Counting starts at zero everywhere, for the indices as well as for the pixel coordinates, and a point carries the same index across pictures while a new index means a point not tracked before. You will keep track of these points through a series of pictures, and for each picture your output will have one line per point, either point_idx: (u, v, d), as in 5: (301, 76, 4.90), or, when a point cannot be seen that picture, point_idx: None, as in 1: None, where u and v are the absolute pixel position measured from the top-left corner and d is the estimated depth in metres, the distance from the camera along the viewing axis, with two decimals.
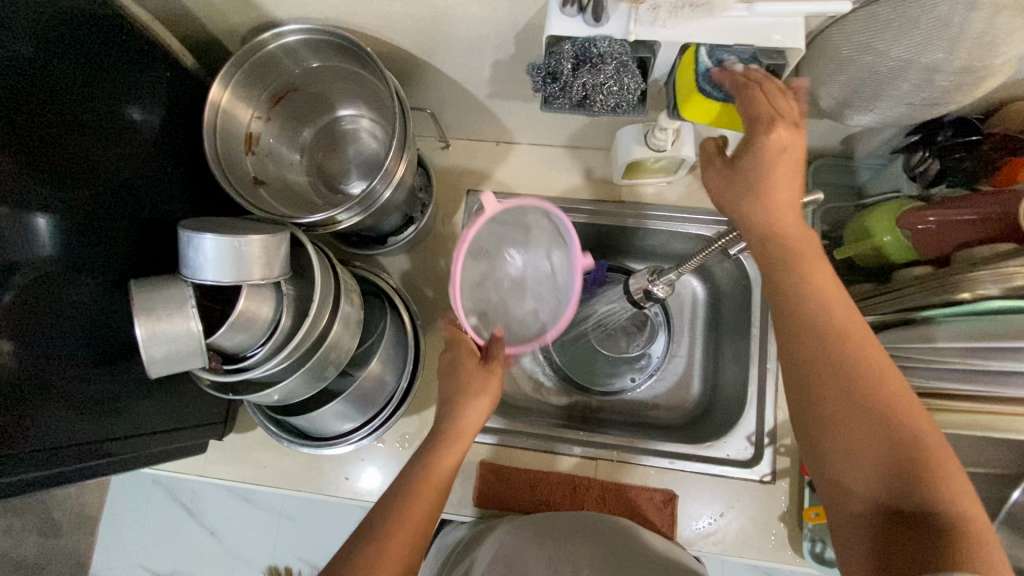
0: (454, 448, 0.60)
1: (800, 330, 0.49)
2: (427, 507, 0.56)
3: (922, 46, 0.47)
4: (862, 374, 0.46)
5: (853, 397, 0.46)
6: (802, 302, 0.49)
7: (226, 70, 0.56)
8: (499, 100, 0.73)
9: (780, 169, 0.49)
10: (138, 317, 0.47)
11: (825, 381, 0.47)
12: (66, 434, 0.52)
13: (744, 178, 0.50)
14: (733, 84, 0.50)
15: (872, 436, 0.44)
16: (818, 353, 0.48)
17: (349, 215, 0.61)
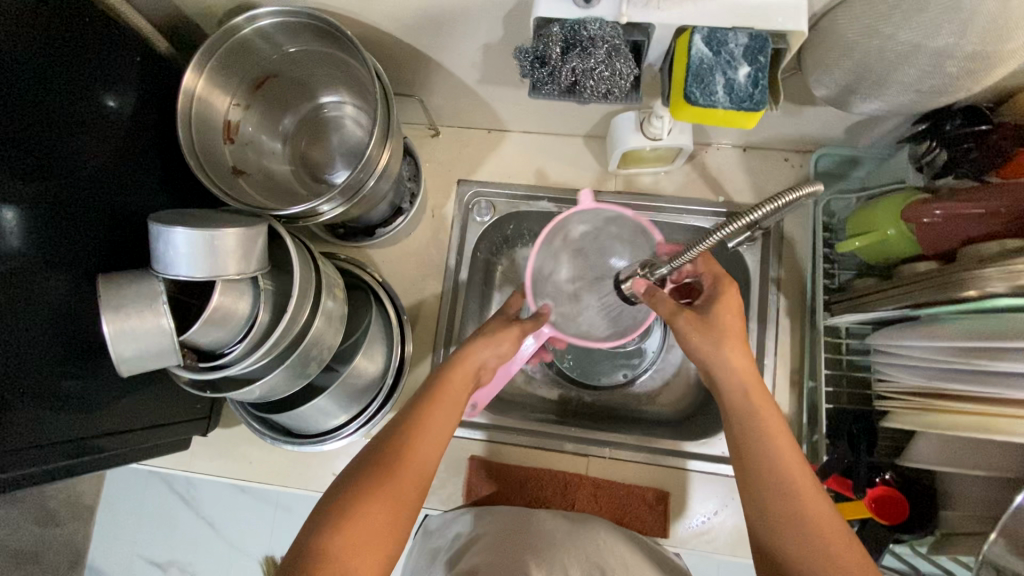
0: (456, 375, 0.58)
1: (743, 441, 0.53)
2: (432, 440, 0.52)
3: (931, 30, 0.44)
4: (791, 481, 0.50)
5: (785, 500, 0.50)
6: (741, 410, 0.54)
7: (198, 55, 0.53)
8: (489, 86, 0.70)
9: (736, 331, 0.56)
10: (106, 314, 0.45)
11: (772, 503, 0.50)
12: (38, 435, 0.51)
13: (717, 334, 0.55)
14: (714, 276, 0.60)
15: (802, 535, 0.49)
16: (758, 466, 0.51)
17: (332, 206, 0.58)
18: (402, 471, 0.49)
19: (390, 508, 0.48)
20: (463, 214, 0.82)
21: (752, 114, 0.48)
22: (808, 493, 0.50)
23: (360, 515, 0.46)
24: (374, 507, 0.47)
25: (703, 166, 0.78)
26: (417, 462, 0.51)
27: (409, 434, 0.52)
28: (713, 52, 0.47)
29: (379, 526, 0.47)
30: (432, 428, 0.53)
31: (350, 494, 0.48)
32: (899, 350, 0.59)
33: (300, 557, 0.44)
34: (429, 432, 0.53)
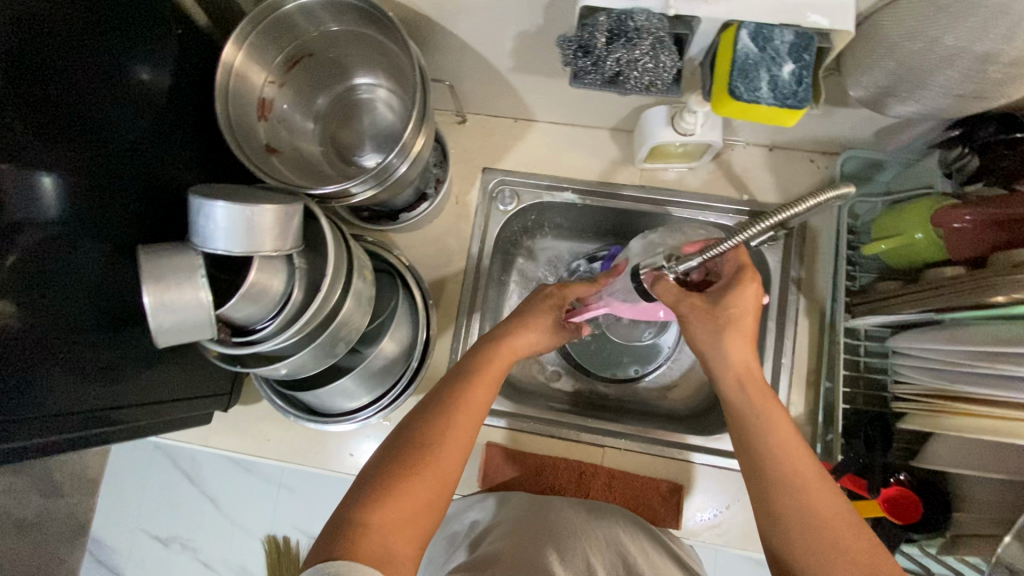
0: (496, 357, 0.61)
1: (744, 433, 0.55)
2: (469, 422, 0.56)
3: (978, 34, 0.44)
4: (791, 472, 0.51)
5: (785, 490, 0.51)
6: (741, 405, 0.56)
7: (240, 29, 0.53)
8: (521, 74, 0.70)
9: (743, 322, 0.57)
10: (147, 284, 0.46)
11: (776, 486, 0.51)
12: (71, 401, 0.51)
13: (720, 319, 0.56)
14: (735, 266, 0.58)
15: (810, 531, 0.49)
16: (757, 456, 0.53)
17: (364, 188, 0.58)
18: (440, 451, 0.53)
19: (429, 482, 0.52)
20: (487, 202, 0.82)
21: (794, 110, 0.48)
22: (815, 485, 0.51)
23: (404, 487, 0.51)
24: (416, 480, 0.51)
25: (728, 165, 0.79)
26: (454, 442, 0.54)
27: (449, 416, 0.55)
28: (759, 48, 0.47)
29: (420, 496, 0.51)
30: (466, 411, 0.56)
31: (392, 467, 0.52)
32: (919, 353, 0.59)
33: (342, 525, 0.48)
34: (466, 415, 0.56)
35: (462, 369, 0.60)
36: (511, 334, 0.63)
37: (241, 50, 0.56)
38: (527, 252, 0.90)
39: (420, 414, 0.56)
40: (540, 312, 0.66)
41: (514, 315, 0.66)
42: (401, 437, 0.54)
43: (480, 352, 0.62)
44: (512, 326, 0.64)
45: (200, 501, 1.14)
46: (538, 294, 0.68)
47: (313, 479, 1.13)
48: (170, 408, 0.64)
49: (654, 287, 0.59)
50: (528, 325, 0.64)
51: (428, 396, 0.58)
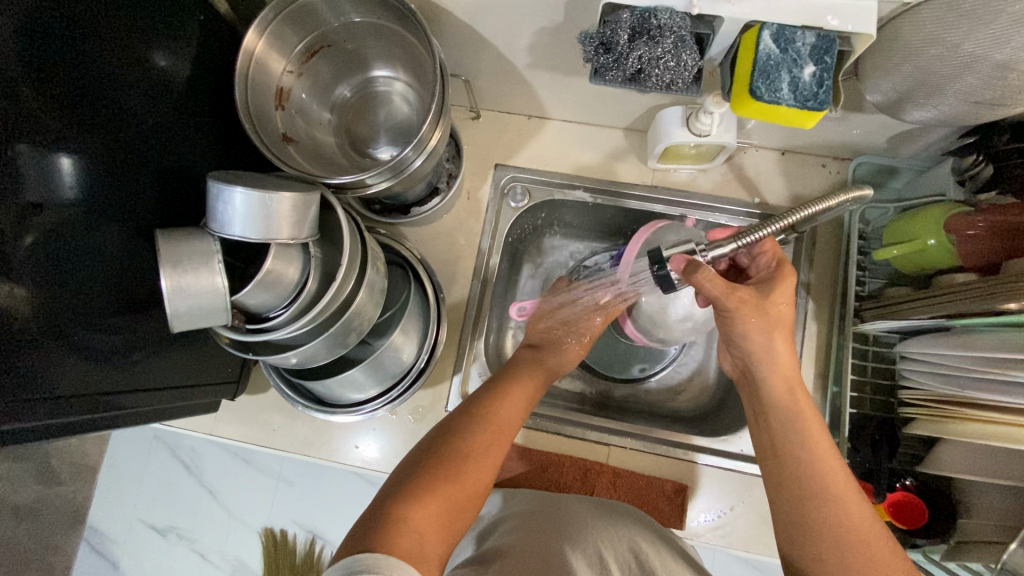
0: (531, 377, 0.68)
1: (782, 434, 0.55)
2: (508, 435, 0.61)
3: (999, 41, 0.44)
4: (823, 469, 0.52)
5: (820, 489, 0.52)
6: (781, 407, 0.57)
7: (263, 16, 0.53)
8: (538, 71, 0.70)
9: (784, 319, 0.59)
10: (164, 269, 0.46)
11: (805, 483, 0.52)
12: (80, 384, 0.51)
13: (765, 312, 0.58)
14: (773, 258, 0.62)
15: (834, 529, 0.50)
16: (795, 456, 0.54)
17: (379, 180, 0.58)
18: (483, 457, 0.57)
19: (472, 483, 0.54)
20: (498, 199, 0.82)
21: (814, 112, 0.48)
22: (841, 482, 0.52)
23: (442, 485, 0.52)
24: (459, 481, 0.53)
25: (740, 167, 0.79)
26: (495, 451, 0.58)
27: (485, 425, 0.59)
28: (781, 49, 0.47)
29: (462, 496, 0.53)
30: (508, 423, 0.61)
31: (433, 468, 0.54)
32: (928, 359, 0.59)
33: (378, 518, 0.48)
34: (504, 428, 0.61)
35: (504, 384, 0.65)
36: (553, 359, 0.73)
37: (262, 38, 0.56)
38: (535, 249, 0.91)
39: (455, 426, 0.59)
40: (576, 336, 0.77)
41: (555, 336, 0.77)
42: (437, 444, 0.57)
43: (518, 373, 0.68)
44: (556, 350, 0.75)
45: (198, 491, 1.14)
46: (574, 313, 0.79)
47: (311, 473, 1.13)
48: (177, 395, 0.64)
49: (695, 274, 0.57)
50: (569, 347, 0.76)
51: (464, 407, 0.62)
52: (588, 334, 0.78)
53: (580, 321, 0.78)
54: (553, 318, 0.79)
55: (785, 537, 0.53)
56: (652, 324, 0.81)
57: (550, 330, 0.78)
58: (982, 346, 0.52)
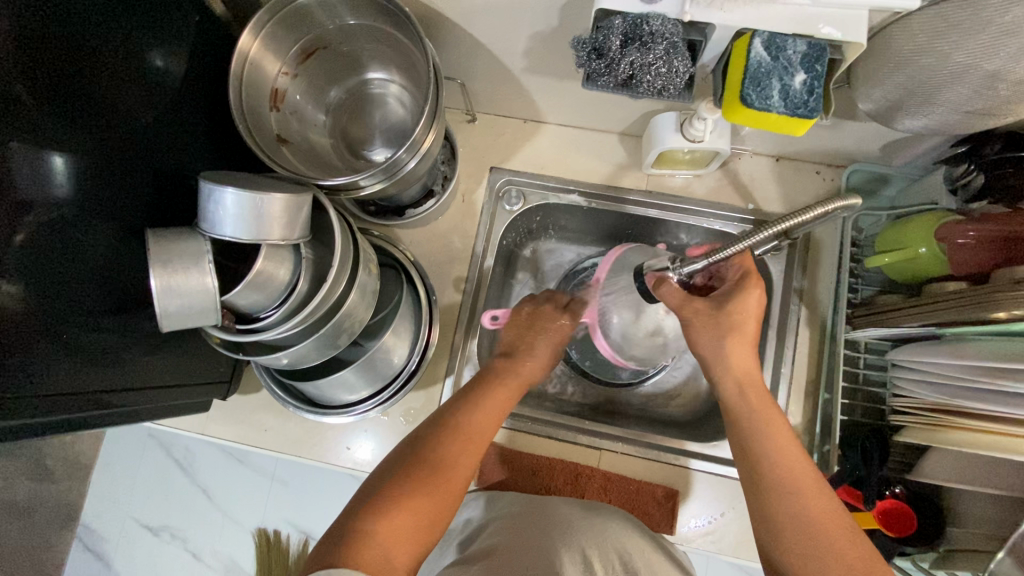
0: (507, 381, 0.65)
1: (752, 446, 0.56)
2: (477, 446, 0.59)
3: (988, 51, 0.45)
4: (793, 478, 0.53)
5: (790, 500, 0.52)
6: (753, 421, 0.57)
7: (258, 18, 0.53)
8: (533, 75, 0.71)
9: (746, 329, 0.61)
10: (154, 268, 0.46)
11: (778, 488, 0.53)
12: (70, 382, 0.51)
13: (724, 320, 0.61)
14: (742, 274, 0.63)
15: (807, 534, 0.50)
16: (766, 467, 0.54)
17: (372, 181, 0.58)
18: (450, 470, 0.55)
19: (437, 497, 0.53)
20: (493, 201, 0.82)
21: (804, 120, 0.49)
22: (810, 486, 0.52)
23: (405, 500, 0.51)
24: (424, 495, 0.52)
25: (735, 173, 0.79)
26: (464, 463, 0.57)
27: (457, 434, 0.58)
28: (771, 57, 0.48)
29: (426, 511, 0.52)
30: (477, 435, 0.59)
31: (399, 481, 0.53)
32: (918, 367, 0.60)
33: (340, 536, 0.48)
34: (473, 440, 0.59)
35: (474, 393, 0.63)
36: (525, 363, 0.68)
37: (257, 40, 0.56)
38: (530, 252, 0.91)
39: (427, 433, 0.58)
40: (547, 341, 0.70)
41: (523, 340, 0.70)
42: (408, 454, 0.56)
43: (490, 379, 0.65)
44: (527, 355, 0.69)
45: (191, 491, 1.14)
46: (546, 319, 0.71)
47: (304, 474, 1.13)
48: (169, 394, 0.64)
49: (659, 288, 0.63)
50: (540, 350, 0.70)
51: (434, 416, 0.61)
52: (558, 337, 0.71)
53: (551, 327, 0.70)
54: (525, 325, 0.71)
55: (762, 549, 0.53)
56: (624, 340, 0.72)
57: (518, 337, 0.70)
58: (970, 354, 0.52)
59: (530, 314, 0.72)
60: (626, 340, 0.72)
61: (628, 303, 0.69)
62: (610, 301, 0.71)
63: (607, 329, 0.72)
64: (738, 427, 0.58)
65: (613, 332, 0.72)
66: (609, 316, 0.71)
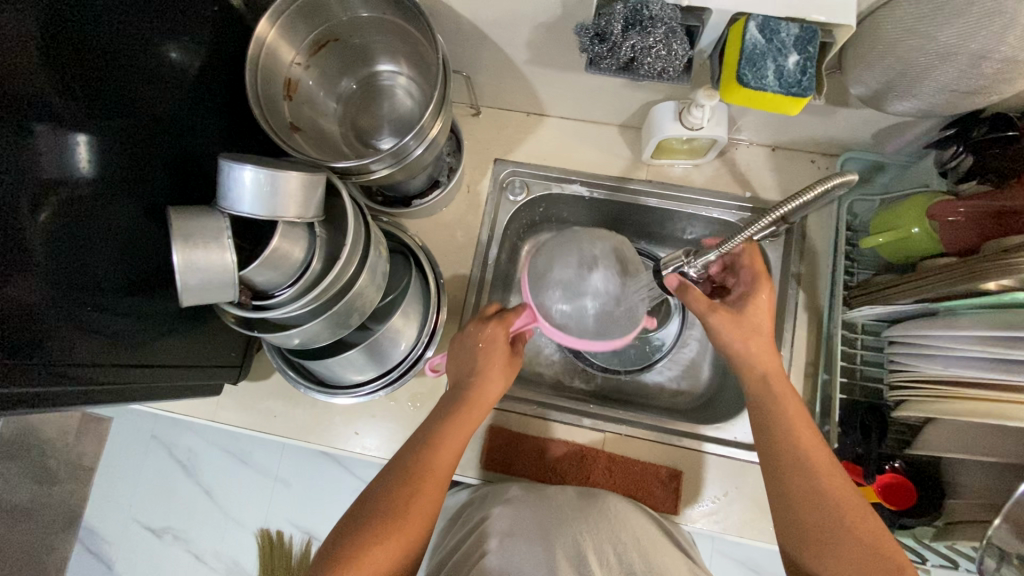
0: (467, 415, 0.63)
1: (783, 464, 0.58)
2: (433, 491, 0.58)
3: (972, 32, 0.47)
4: (798, 439, 0.58)
5: (810, 483, 0.56)
6: (773, 423, 0.59)
7: (276, 6, 0.56)
8: (536, 67, 0.73)
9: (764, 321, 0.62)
10: (176, 243, 0.47)
11: (783, 447, 0.58)
12: (93, 356, 0.52)
13: (746, 317, 0.62)
14: (752, 275, 0.65)
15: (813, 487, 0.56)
16: (795, 482, 0.56)
17: (381, 166, 0.60)
18: (404, 521, 0.56)
19: (393, 549, 0.54)
20: (497, 192, 0.84)
21: (798, 98, 0.51)
22: (813, 446, 0.57)
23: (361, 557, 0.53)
24: (382, 549, 0.54)
25: (732, 163, 0.81)
26: (416, 513, 0.57)
27: (415, 485, 0.58)
28: (767, 39, 0.50)
29: (383, 564, 0.54)
30: (431, 479, 0.59)
31: (360, 537, 0.55)
32: (914, 342, 0.61)
33: None
34: (424, 486, 0.58)
35: (428, 435, 0.61)
36: (474, 390, 0.64)
37: (273, 29, 0.59)
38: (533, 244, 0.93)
39: (386, 481, 0.58)
40: (495, 361, 0.65)
41: (466, 364, 0.66)
42: (370, 499, 0.58)
43: (449, 415, 0.63)
44: (473, 378, 0.65)
45: (195, 491, 1.16)
46: (475, 337, 0.66)
47: (309, 473, 1.14)
48: (185, 374, 0.65)
49: (684, 294, 0.64)
50: (489, 369, 0.65)
51: (390, 465, 0.60)
52: (490, 345, 0.65)
53: (484, 344, 0.65)
54: (462, 350, 0.67)
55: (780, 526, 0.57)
56: (575, 319, 0.65)
57: (461, 365, 0.67)
58: (963, 325, 0.54)
59: (462, 337, 0.68)
60: (578, 317, 0.65)
61: (561, 283, 0.65)
62: (545, 295, 0.65)
63: (550, 316, 0.65)
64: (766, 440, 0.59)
65: (556, 317, 0.65)
66: (547, 302, 0.65)
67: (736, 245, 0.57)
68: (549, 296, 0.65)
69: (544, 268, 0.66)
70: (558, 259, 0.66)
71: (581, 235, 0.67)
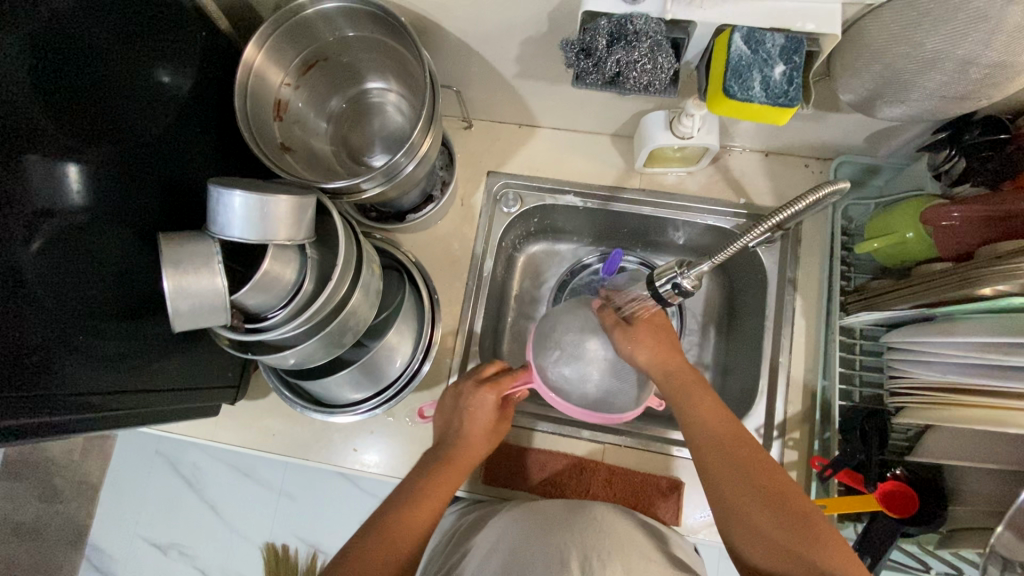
0: (449, 470, 0.65)
1: (710, 455, 0.59)
2: (401, 545, 0.59)
3: (958, 38, 0.47)
4: (718, 431, 0.60)
5: (733, 471, 0.58)
6: (697, 421, 0.62)
7: (262, 30, 0.56)
8: (526, 80, 0.73)
9: (655, 325, 0.68)
10: (167, 270, 0.47)
11: (704, 440, 0.60)
12: (88, 383, 0.52)
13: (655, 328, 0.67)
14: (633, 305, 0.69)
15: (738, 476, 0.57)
16: (717, 467, 0.59)
17: (373, 185, 0.61)
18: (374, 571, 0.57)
19: None
20: (491, 205, 0.84)
21: (785, 109, 0.51)
22: (732, 435, 0.60)
23: None
24: None
25: (726, 169, 0.81)
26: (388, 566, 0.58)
27: (390, 541, 0.59)
28: (751, 51, 0.50)
29: None
30: (405, 535, 0.60)
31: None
32: (912, 348, 0.60)
33: None
34: (395, 542, 0.59)
35: (407, 494, 0.63)
36: (457, 453, 0.66)
37: (260, 52, 0.59)
38: (529, 255, 0.93)
39: (363, 537, 0.60)
40: (481, 426, 0.67)
41: (452, 424, 0.68)
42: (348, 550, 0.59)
43: (431, 472, 0.65)
44: (458, 441, 0.67)
45: (200, 507, 1.16)
46: (466, 399, 0.68)
47: (313, 486, 1.14)
48: (182, 397, 0.65)
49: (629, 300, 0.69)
50: (475, 433, 0.67)
51: (369, 523, 0.61)
52: (478, 413, 0.67)
53: (474, 407, 0.67)
54: (450, 411, 0.69)
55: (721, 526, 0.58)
56: (575, 384, 0.66)
57: (449, 423, 0.69)
58: (960, 331, 0.54)
59: (455, 395, 0.69)
60: (578, 383, 0.66)
61: (562, 347, 0.66)
62: (547, 356, 0.67)
63: (549, 375, 0.67)
64: (708, 463, 0.59)
65: (554, 379, 0.66)
66: (549, 365, 0.67)
67: (733, 254, 0.57)
68: (550, 358, 0.67)
69: (550, 331, 0.68)
70: (565, 324, 0.68)
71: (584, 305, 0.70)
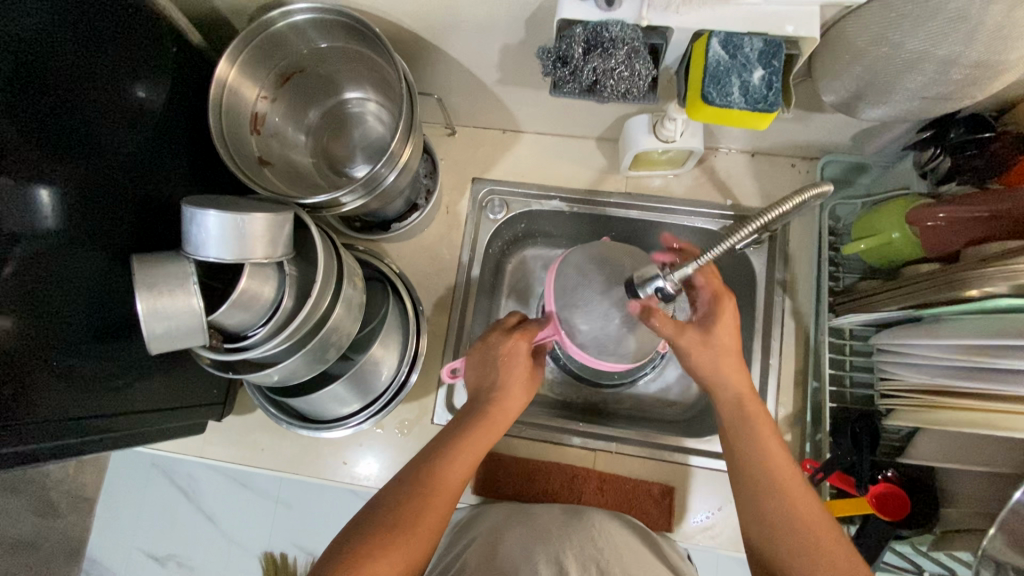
0: (485, 426, 0.62)
1: (738, 445, 0.60)
2: (441, 502, 0.56)
3: (938, 38, 0.46)
4: (749, 419, 0.61)
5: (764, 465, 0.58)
6: (731, 405, 0.62)
7: (236, 44, 0.56)
8: (507, 87, 0.72)
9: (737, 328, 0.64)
10: (140, 292, 0.47)
11: (736, 426, 0.61)
12: (70, 408, 0.51)
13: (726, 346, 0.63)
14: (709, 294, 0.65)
15: (769, 468, 0.58)
16: (748, 459, 0.59)
17: (353, 197, 0.60)
18: (412, 526, 0.54)
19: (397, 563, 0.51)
20: (477, 211, 0.83)
21: (766, 114, 0.50)
22: (763, 425, 0.60)
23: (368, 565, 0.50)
24: (385, 560, 0.51)
25: (712, 170, 0.80)
26: (424, 525, 0.54)
27: (427, 495, 0.56)
28: (730, 55, 0.49)
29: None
30: (443, 490, 0.57)
31: (361, 544, 0.52)
32: (903, 350, 0.60)
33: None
34: (432, 498, 0.56)
35: (439, 449, 0.60)
36: (494, 406, 0.64)
37: (234, 67, 0.58)
38: (518, 260, 0.93)
39: (398, 488, 0.57)
40: (516, 375, 0.65)
41: (486, 377, 0.66)
42: (382, 501, 0.56)
43: (467, 425, 0.62)
44: (493, 394, 0.65)
45: (197, 518, 1.15)
46: (497, 348, 0.66)
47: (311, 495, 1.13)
48: (166, 417, 0.64)
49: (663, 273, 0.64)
50: (512, 382, 0.65)
51: (402, 476, 0.58)
52: (512, 363, 0.65)
53: (507, 356, 0.65)
54: (481, 360, 0.67)
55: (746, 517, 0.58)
56: (596, 346, 0.67)
57: (481, 375, 0.67)
58: (949, 334, 0.53)
59: (484, 348, 0.67)
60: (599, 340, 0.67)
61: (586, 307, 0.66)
62: (568, 313, 0.68)
63: (573, 335, 0.67)
64: (742, 461, 0.59)
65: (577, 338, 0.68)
66: (571, 324, 0.67)
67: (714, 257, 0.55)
68: (572, 316, 0.67)
69: (571, 287, 0.68)
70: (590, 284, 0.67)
71: (608, 260, 0.69)
